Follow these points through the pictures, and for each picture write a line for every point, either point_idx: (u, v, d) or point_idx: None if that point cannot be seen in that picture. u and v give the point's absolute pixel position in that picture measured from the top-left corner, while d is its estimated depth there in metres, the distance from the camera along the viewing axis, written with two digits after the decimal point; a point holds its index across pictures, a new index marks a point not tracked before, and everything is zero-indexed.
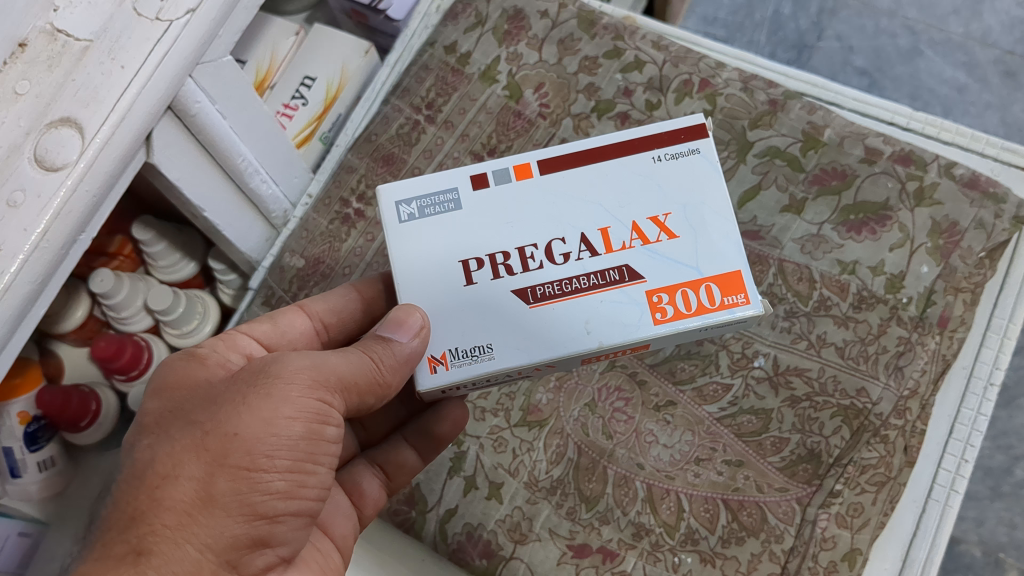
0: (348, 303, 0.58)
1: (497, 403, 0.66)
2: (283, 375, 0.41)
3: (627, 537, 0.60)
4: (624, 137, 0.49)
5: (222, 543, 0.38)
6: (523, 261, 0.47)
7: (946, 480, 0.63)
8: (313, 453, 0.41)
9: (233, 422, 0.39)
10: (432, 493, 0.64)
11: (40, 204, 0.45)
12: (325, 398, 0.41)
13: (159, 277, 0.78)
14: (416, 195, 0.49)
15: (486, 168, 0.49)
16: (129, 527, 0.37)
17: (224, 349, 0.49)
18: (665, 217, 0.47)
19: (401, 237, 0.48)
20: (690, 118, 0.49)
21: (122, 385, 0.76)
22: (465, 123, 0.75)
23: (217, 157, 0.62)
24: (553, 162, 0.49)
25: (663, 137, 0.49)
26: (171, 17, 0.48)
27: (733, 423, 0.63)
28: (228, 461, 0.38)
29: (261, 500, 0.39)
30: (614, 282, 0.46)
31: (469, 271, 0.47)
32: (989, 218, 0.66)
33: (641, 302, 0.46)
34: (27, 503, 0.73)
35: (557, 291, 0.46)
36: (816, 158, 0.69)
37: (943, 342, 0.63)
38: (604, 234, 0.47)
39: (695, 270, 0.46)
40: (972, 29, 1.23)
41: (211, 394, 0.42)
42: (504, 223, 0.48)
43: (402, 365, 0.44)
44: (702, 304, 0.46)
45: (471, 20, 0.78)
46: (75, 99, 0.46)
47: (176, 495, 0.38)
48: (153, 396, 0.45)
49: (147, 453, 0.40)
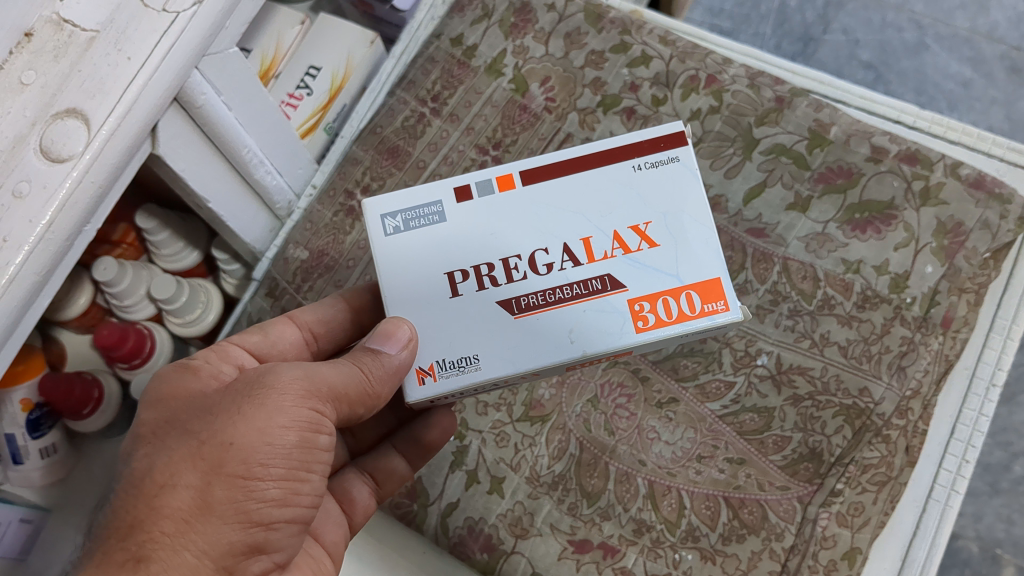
0: (337, 312, 0.58)
1: (499, 397, 0.66)
2: (276, 385, 0.41)
3: (628, 533, 0.61)
4: (604, 146, 0.48)
5: (220, 549, 0.38)
6: (507, 272, 0.47)
7: (947, 481, 0.63)
8: (306, 461, 0.41)
9: (228, 432, 0.39)
10: (434, 486, 0.64)
11: (46, 196, 0.45)
12: (317, 408, 0.41)
13: (162, 265, 0.78)
14: (401, 207, 0.48)
15: (469, 180, 0.48)
16: (128, 535, 0.37)
17: (216, 360, 0.49)
18: (645, 226, 0.47)
19: (386, 251, 0.48)
20: (669, 126, 0.49)
21: (124, 372, 0.76)
22: (471, 116, 0.75)
23: (222, 149, 0.61)
24: (535, 173, 0.48)
25: (642, 145, 0.48)
26: (178, 8, 0.48)
27: (735, 421, 0.63)
28: (224, 469, 0.38)
29: (257, 508, 0.39)
30: (597, 291, 0.46)
31: (454, 282, 0.47)
32: (995, 218, 0.65)
33: (623, 311, 0.46)
34: (28, 489, 0.73)
35: (541, 301, 0.47)
36: (822, 156, 0.69)
37: (945, 342, 0.64)
38: (586, 245, 0.47)
39: (676, 278, 0.46)
40: (979, 23, 1.22)
41: (206, 404, 0.42)
42: (489, 236, 0.47)
43: (392, 377, 0.44)
44: (683, 311, 0.46)
45: (477, 12, 0.78)
46: (80, 90, 0.46)
47: (174, 503, 0.38)
48: (148, 407, 0.44)
49: (145, 461, 0.40)
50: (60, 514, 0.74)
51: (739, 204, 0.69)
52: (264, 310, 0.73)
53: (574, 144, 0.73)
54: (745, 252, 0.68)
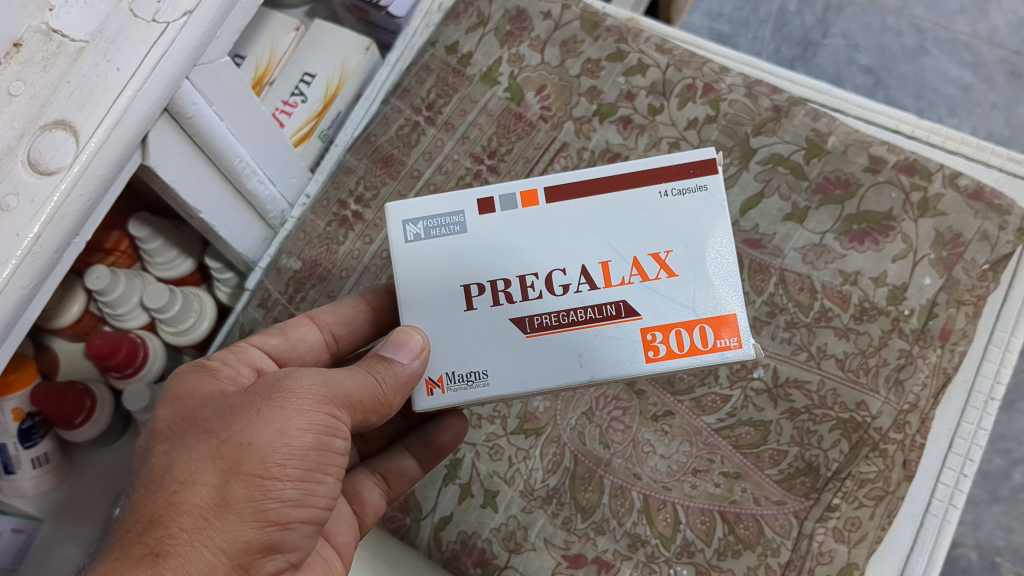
0: (357, 313, 0.58)
1: (493, 410, 0.65)
2: (294, 390, 0.41)
3: (622, 547, 0.60)
4: (634, 167, 0.47)
5: (236, 546, 0.37)
6: (523, 289, 0.47)
7: (945, 495, 0.62)
8: (322, 463, 0.41)
9: (248, 432, 0.39)
10: (427, 500, 0.63)
11: (33, 210, 0.44)
12: (333, 413, 0.41)
13: (156, 273, 0.78)
14: (424, 214, 0.47)
15: (493, 193, 0.47)
16: (147, 530, 0.37)
17: (235, 361, 0.49)
18: (665, 254, 0.46)
19: (406, 259, 0.47)
20: (700, 151, 0.47)
21: (119, 382, 0.75)
22: (466, 124, 0.74)
23: (213, 158, 0.61)
24: (560, 191, 0.47)
25: (671, 170, 0.47)
26: (168, 19, 0.47)
27: (731, 434, 0.63)
28: (243, 469, 0.38)
29: (274, 508, 0.39)
30: (611, 317, 0.46)
31: (469, 296, 0.47)
32: (994, 229, 0.65)
33: (636, 339, 0.46)
34: (22, 499, 0.74)
35: (554, 322, 0.47)
36: (820, 166, 0.68)
37: (944, 355, 0.63)
38: (604, 269, 0.46)
39: (691, 310, 0.46)
40: (979, 28, 1.22)
41: (226, 404, 0.42)
42: (507, 252, 0.47)
43: (405, 384, 0.44)
44: (694, 345, 0.46)
45: (472, 20, 0.77)
46: (69, 101, 0.46)
47: (192, 500, 0.38)
48: (166, 405, 0.44)
49: (164, 458, 0.40)
50: (54, 522, 0.74)
51: (735, 215, 0.69)
52: (257, 320, 0.73)
53: (569, 153, 0.72)
54: (742, 263, 0.67)
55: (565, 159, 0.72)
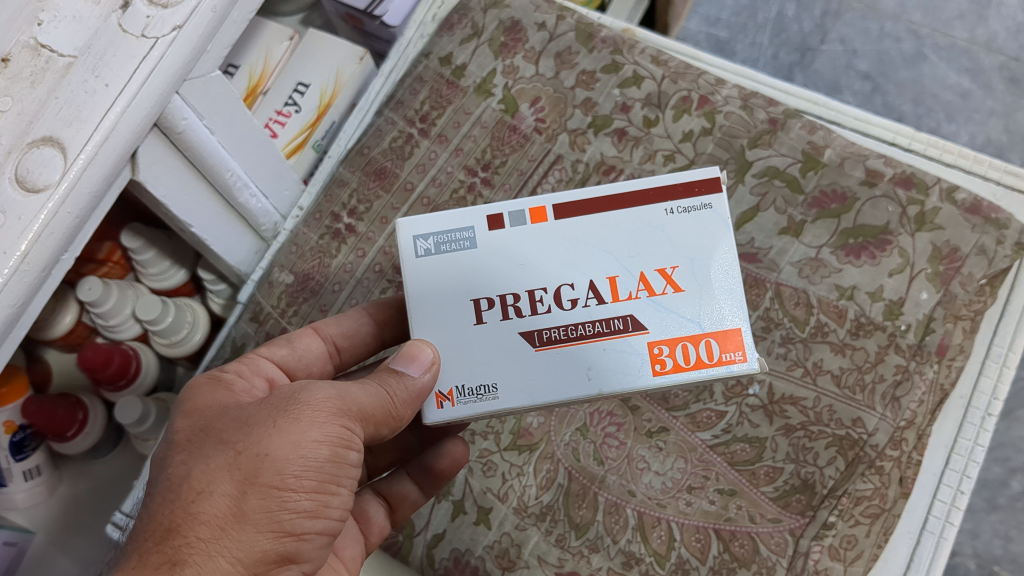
0: (360, 327, 0.57)
1: (486, 426, 0.65)
2: (309, 402, 0.41)
3: (616, 565, 0.60)
4: (640, 185, 0.47)
5: (253, 556, 0.37)
6: (531, 304, 0.46)
7: (941, 512, 0.62)
8: (336, 475, 0.40)
9: (264, 443, 0.38)
10: (421, 517, 0.63)
11: (20, 228, 0.44)
12: (348, 425, 0.41)
13: (148, 284, 0.77)
14: (434, 229, 0.47)
15: (503, 210, 0.47)
16: (165, 539, 0.36)
17: (248, 374, 0.48)
18: (672, 270, 0.46)
19: (417, 273, 0.46)
20: (704, 170, 0.47)
21: (111, 394, 0.75)
22: (460, 137, 0.73)
23: (205, 173, 0.60)
24: (570, 208, 0.47)
25: (676, 188, 0.47)
26: (157, 34, 0.47)
27: (727, 451, 0.62)
28: (260, 480, 0.38)
29: (289, 518, 0.38)
30: (618, 331, 0.46)
31: (479, 310, 0.46)
32: (992, 244, 0.64)
33: (642, 353, 0.46)
34: (19, 514, 0.74)
35: (562, 336, 0.46)
36: (816, 179, 0.68)
37: (940, 371, 0.62)
38: (611, 284, 0.46)
39: (697, 325, 0.46)
40: (978, 34, 1.21)
41: (242, 414, 0.41)
42: (514, 267, 0.46)
43: (416, 399, 0.44)
44: (700, 358, 0.46)
45: (467, 31, 0.76)
46: (58, 118, 0.45)
47: (210, 510, 0.37)
48: (182, 416, 0.43)
49: (181, 468, 0.39)
50: (48, 533, 0.74)
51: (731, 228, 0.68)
52: (248, 335, 0.72)
53: (564, 166, 0.72)
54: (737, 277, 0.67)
55: (559, 171, 0.72)
